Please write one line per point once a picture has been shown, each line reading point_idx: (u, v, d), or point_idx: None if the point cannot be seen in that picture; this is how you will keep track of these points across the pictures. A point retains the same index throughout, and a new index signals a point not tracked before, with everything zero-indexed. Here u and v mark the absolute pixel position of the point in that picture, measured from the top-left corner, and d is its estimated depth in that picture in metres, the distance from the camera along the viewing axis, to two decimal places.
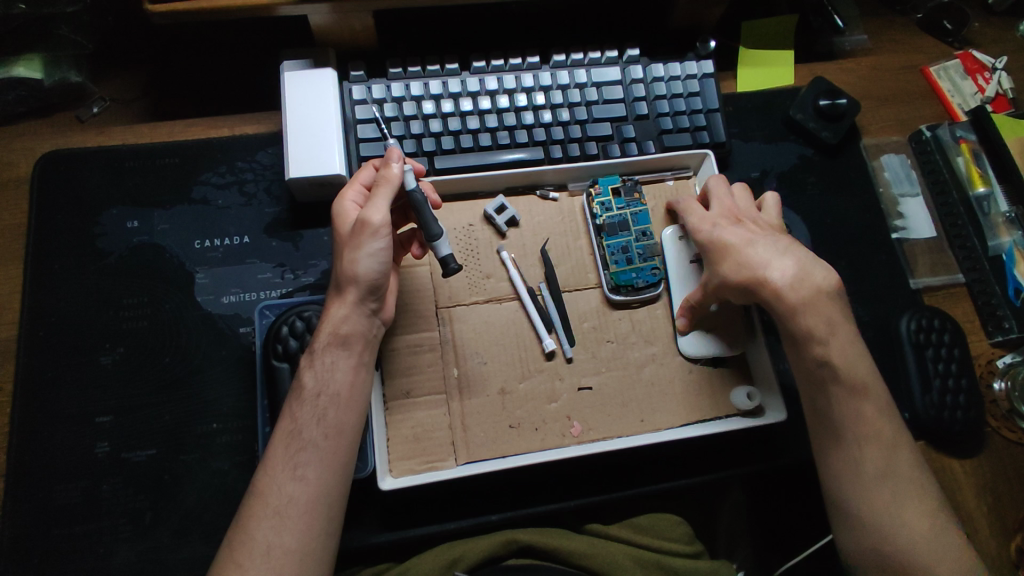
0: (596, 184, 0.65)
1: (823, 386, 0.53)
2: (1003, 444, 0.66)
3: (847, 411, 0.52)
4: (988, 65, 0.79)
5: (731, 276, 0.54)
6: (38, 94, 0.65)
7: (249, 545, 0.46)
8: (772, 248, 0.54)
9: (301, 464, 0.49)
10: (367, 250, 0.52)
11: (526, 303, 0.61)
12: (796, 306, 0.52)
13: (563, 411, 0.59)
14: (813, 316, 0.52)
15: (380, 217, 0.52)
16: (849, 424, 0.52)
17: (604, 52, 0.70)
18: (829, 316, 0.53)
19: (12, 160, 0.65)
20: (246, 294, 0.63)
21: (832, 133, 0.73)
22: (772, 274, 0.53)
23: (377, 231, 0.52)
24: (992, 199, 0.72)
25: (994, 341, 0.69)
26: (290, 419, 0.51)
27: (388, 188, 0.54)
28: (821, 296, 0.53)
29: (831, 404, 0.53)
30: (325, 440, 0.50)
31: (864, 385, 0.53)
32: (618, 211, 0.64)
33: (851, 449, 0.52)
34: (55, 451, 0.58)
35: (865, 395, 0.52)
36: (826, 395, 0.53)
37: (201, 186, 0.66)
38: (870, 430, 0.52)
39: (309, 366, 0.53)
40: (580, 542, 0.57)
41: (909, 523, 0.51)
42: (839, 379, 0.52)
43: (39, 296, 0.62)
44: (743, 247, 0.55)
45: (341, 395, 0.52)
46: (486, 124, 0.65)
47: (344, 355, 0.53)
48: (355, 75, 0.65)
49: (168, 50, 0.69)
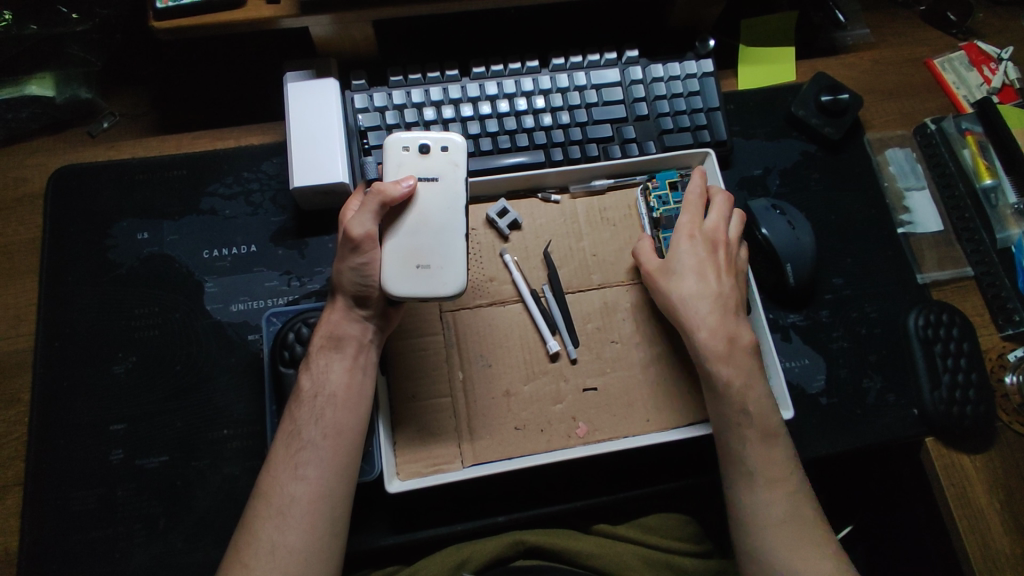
0: (654, 178, 0.66)
1: (737, 427, 0.54)
2: (1016, 439, 0.65)
3: (758, 454, 0.54)
4: (993, 56, 0.78)
5: (665, 292, 0.58)
6: (50, 112, 0.67)
7: (254, 545, 0.47)
8: (694, 288, 0.57)
9: (302, 464, 0.50)
10: (351, 264, 0.53)
11: (530, 305, 0.61)
12: (719, 353, 0.55)
13: (568, 412, 0.59)
14: (728, 369, 0.55)
15: (358, 231, 0.51)
16: (760, 464, 0.54)
17: (602, 55, 0.70)
18: (741, 369, 0.55)
19: (27, 176, 0.67)
20: (254, 302, 0.64)
21: (834, 129, 0.73)
22: (704, 328, 0.55)
23: (357, 246, 0.52)
24: (1000, 189, 0.72)
25: (1005, 334, 0.69)
26: (291, 420, 0.52)
27: (377, 201, 0.51)
28: (744, 356, 0.55)
29: (745, 447, 0.54)
30: (325, 439, 0.51)
31: (777, 433, 0.55)
32: (675, 205, 0.66)
33: (761, 490, 0.53)
34: (72, 458, 0.59)
35: (778, 442, 0.55)
36: (739, 436, 0.54)
37: (209, 198, 0.67)
38: (777, 473, 0.53)
39: (306, 369, 0.54)
40: (588, 542, 0.57)
41: (807, 538, 0.52)
42: (753, 424, 0.54)
43: (53, 307, 0.63)
44: (682, 281, 0.57)
45: (337, 396, 0.52)
46: (487, 128, 0.66)
47: (338, 357, 0.54)
48: (357, 84, 0.66)
49: (175, 65, 0.71)
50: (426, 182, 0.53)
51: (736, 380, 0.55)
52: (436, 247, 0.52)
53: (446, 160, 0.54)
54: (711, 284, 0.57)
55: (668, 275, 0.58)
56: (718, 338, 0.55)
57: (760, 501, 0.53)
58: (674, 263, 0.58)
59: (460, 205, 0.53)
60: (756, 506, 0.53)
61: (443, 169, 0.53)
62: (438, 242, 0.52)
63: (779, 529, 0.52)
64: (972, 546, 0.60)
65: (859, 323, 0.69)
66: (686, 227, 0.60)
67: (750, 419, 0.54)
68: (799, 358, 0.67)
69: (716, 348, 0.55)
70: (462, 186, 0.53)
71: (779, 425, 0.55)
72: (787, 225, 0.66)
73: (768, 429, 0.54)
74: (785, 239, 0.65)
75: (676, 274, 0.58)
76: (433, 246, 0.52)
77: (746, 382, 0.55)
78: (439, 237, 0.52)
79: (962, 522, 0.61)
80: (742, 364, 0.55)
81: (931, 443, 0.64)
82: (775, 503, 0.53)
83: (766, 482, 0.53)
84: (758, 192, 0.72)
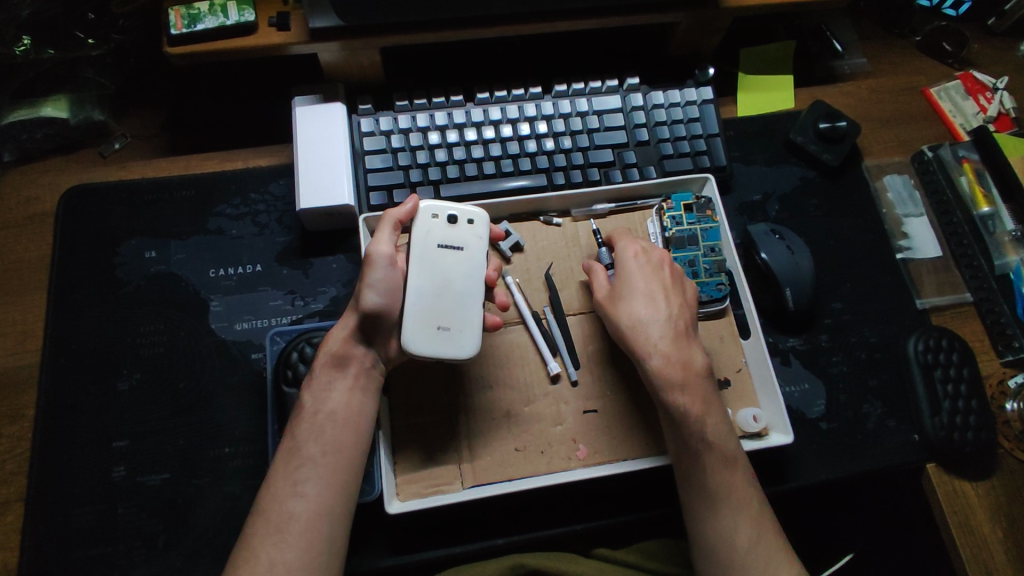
0: (669, 200, 0.67)
1: (699, 455, 0.53)
2: (1016, 466, 0.65)
3: (721, 481, 0.52)
4: (989, 85, 0.79)
5: (618, 313, 0.56)
6: (64, 133, 0.69)
7: (252, 562, 0.47)
8: (647, 316, 0.56)
9: (301, 482, 0.50)
10: (369, 280, 0.54)
11: (531, 326, 0.62)
12: (676, 383, 0.54)
13: (568, 434, 0.59)
14: (686, 393, 0.53)
15: (381, 251, 0.54)
16: (726, 492, 0.52)
17: (604, 82, 0.72)
18: (699, 397, 0.54)
19: (38, 195, 0.68)
20: (258, 321, 0.65)
21: (832, 156, 0.74)
22: (653, 353, 0.54)
23: (377, 262, 0.54)
24: (997, 217, 0.73)
25: (1004, 361, 0.69)
26: (291, 437, 0.52)
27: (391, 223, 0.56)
28: (700, 382, 0.54)
29: (706, 473, 0.52)
30: (324, 456, 0.51)
31: (736, 457, 0.54)
32: (689, 226, 0.66)
33: (727, 516, 0.52)
34: (74, 475, 0.60)
35: (738, 466, 0.53)
36: (702, 465, 0.53)
37: (216, 218, 0.68)
38: (742, 499, 0.52)
39: (307, 387, 0.55)
40: (587, 565, 0.57)
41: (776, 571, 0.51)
42: (713, 449, 0.53)
43: (61, 324, 0.64)
44: (636, 308, 0.56)
45: (337, 414, 0.53)
46: (490, 152, 0.67)
47: (340, 375, 0.54)
48: (364, 108, 0.68)
49: (187, 89, 0.73)
50: (451, 249, 0.56)
51: (694, 408, 0.53)
52: (457, 310, 0.54)
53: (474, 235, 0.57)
54: (663, 308, 0.56)
55: (620, 296, 0.57)
56: (671, 365, 0.54)
57: (730, 529, 0.51)
58: (624, 284, 0.58)
59: (479, 274, 0.56)
60: (726, 540, 0.51)
61: (467, 240, 0.57)
62: (459, 306, 0.54)
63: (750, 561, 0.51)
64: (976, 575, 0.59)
65: (858, 348, 0.69)
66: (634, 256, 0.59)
67: (710, 447, 0.53)
68: (799, 382, 0.68)
69: (668, 377, 0.54)
70: (484, 261, 0.57)
71: (739, 448, 0.54)
72: (786, 249, 0.67)
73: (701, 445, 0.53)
74: (784, 263, 0.66)
75: (627, 299, 0.57)
76: (455, 308, 0.54)
77: (703, 412, 0.53)
78: (461, 302, 0.55)
79: (964, 550, 0.60)
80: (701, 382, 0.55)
81: (932, 469, 0.64)
82: (742, 530, 0.51)
83: (732, 510, 0.52)
84: (757, 217, 0.73)
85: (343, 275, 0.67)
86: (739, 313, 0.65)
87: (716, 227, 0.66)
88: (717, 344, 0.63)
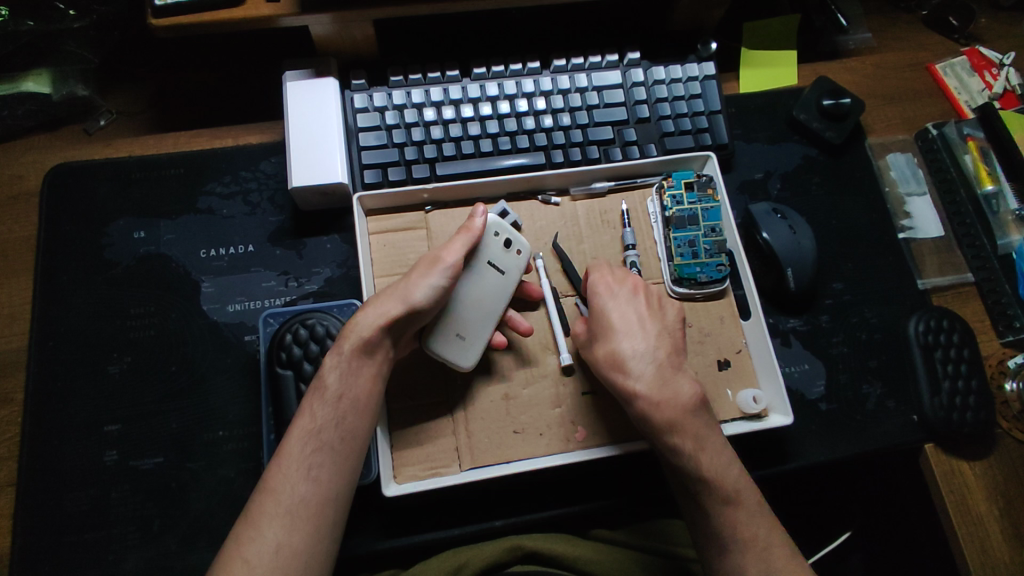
0: (669, 178, 0.66)
1: (698, 496, 0.50)
2: (1014, 446, 0.65)
3: (722, 520, 0.49)
4: (995, 61, 0.78)
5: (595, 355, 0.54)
6: (46, 109, 0.67)
7: (258, 542, 0.46)
8: (634, 352, 0.52)
9: (315, 465, 0.49)
10: (430, 282, 0.53)
11: (550, 308, 0.61)
12: (665, 421, 0.50)
13: (567, 417, 0.58)
14: (680, 433, 0.50)
15: (454, 264, 0.54)
16: (733, 527, 0.49)
17: (604, 57, 0.70)
18: (691, 433, 0.50)
19: (22, 174, 0.66)
20: (251, 302, 0.64)
21: (836, 133, 0.73)
22: (641, 390, 0.50)
23: (448, 274, 0.54)
24: (1001, 195, 0.72)
25: (1005, 341, 0.68)
26: (309, 417, 0.51)
27: (467, 238, 0.56)
28: (693, 418, 0.50)
29: (708, 513, 0.50)
30: (341, 444, 0.50)
31: (740, 493, 0.50)
32: (689, 206, 0.64)
33: (732, 549, 0.49)
34: (66, 459, 0.59)
35: (742, 503, 0.50)
36: (707, 504, 0.50)
37: (206, 197, 0.66)
38: (747, 534, 0.49)
39: (334, 366, 0.52)
40: (586, 547, 0.57)
41: None
42: (710, 488, 0.50)
43: (47, 306, 0.63)
44: (616, 344, 0.53)
45: (361, 401, 0.52)
46: (487, 130, 0.65)
47: (368, 362, 0.52)
48: (356, 84, 0.66)
49: (173, 64, 0.70)
50: (495, 269, 0.58)
51: (688, 446, 0.49)
52: (478, 326, 0.57)
53: (518, 261, 0.58)
54: (644, 338, 0.52)
55: (597, 337, 0.54)
56: (658, 404, 0.50)
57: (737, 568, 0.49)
58: (598, 325, 0.54)
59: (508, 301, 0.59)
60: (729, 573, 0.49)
61: (513, 269, 0.58)
62: (483, 323, 0.57)
63: None
64: (972, 554, 0.60)
65: (859, 329, 0.69)
66: (608, 289, 0.56)
67: (708, 483, 0.50)
68: (800, 363, 0.67)
69: (659, 413, 0.50)
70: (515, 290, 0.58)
71: (742, 479, 0.51)
72: (787, 229, 0.66)
73: (698, 485, 0.50)
74: (785, 242, 0.65)
75: (603, 338, 0.54)
76: (478, 325, 0.57)
77: (699, 450, 0.50)
78: (485, 321, 0.57)
79: (961, 530, 0.60)
80: (695, 418, 0.50)
81: (931, 449, 0.64)
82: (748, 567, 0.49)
83: (736, 546, 0.49)
84: (758, 196, 0.72)
85: (338, 256, 0.66)
86: (738, 294, 0.65)
87: (717, 207, 0.64)
88: (718, 325, 0.63)
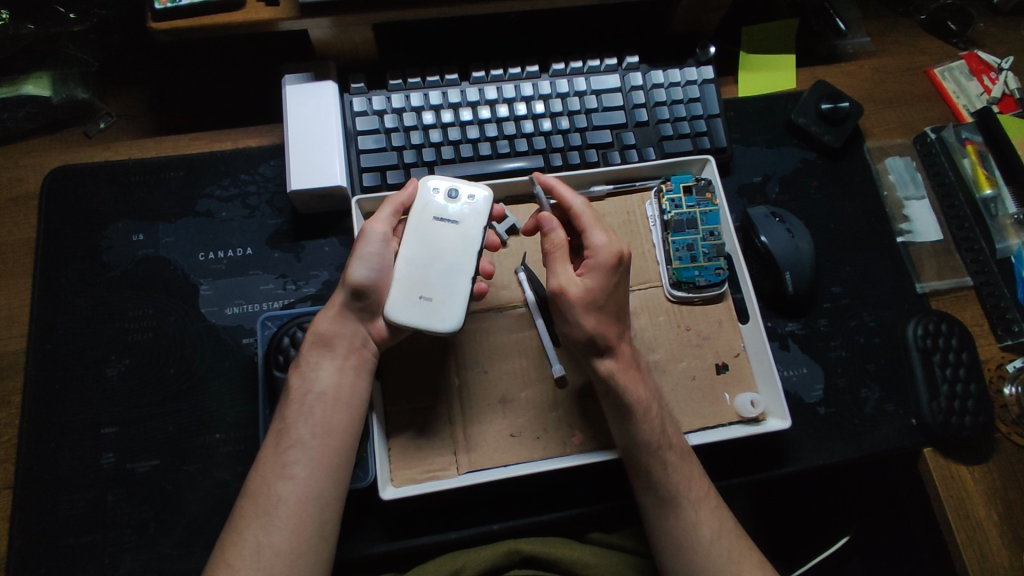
0: (668, 182, 0.66)
1: (657, 452, 0.53)
2: (1012, 450, 0.64)
3: (680, 476, 0.53)
4: (993, 65, 0.78)
5: (585, 330, 0.52)
6: (46, 112, 0.67)
7: (240, 545, 0.47)
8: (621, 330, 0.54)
9: (290, 464, 0.49)
10: (359, 254, 0.53)
11: (536, 318, 0.60)
12: (628, 380, 0.53)
13: (563, 420, 0.58)
14: (640, 391, 0.54)
15: (378, 226, 0.54)
16: (684, 484, 0.53)
17: (603, 60, 0.70)
18: (646, 393, 0.54)
19: (23, 176, 0.67)
20: (249, 305, 0.64)
21: (834, 137, 0.73)
22: (613, 359, 0.54)
23: (371, 237, 0.53)
24: (999, 199, 0.71)
25: (1004, 345, 0.68)
26: (280, 419, 0.52)
27: (393, 204, 0.56)
28: (644, 378, 0.55)
29: (668, 470, 0.53)
30: (313, 439, 0.51)
31: (688, 453, 0.55)
32: (687, 209, 0.64)
33: (689, 510, 0.52)
34: (62, 462, 0.59)
35: (693, 461, 0.55)
36: (659, 461, 0.53)
37: (205, 200, 0.66)
38: (701, 492, 0.53)
39: (297, 368, 0.54)
40: (583, 551, 0.56)
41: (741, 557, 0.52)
42: (670, 446, 0.54)
43: (46, 308, 0.63)
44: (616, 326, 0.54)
45: (327, 395, 0.52)
46: (486, 133, 0.66)
47: (329, 356, 0.53)
48: (356, 87, 0.66)
49: (173, 67, 0.71)
50: (446, 223, 0.56)
51: (647, 403, 0.54)
52: (443, 283, 0.55)
53: (464, 208, 0.57)
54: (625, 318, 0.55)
55: (592, 310, 0.52)
56: (618, 367, 0.53)
57: (695, 521, 0.52)
58: (601, 297, 0.52)
59: (473, 248, 0.56)
60: (688, 527, 0.52)
61: (465, 215, 0.57)
62: (446, 278, 0.55)
63: (709, 547, 0.51)
64: (971, 558, 0.59)
65: (857, 332, 0.69)
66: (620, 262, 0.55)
67: (665, 443, 0.54)
68: (798, 367, 0.67)
69: (624, 373, 0.54)
70: (479, 235, 0.56)
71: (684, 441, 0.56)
72: (786, 233, 0.66)
73: (658, 440, 0.53)
74: (783, 245, 0.65)
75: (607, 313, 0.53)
76: (440, 280, 0.55)
77: (648, 408, 0.53)
78: (448, 275, 0.55)
79: (959, 534, 0.60)
80: (643, 379, 0.55)
81: (929, 454, 0.64)
82: (704, 521, 0.52)
83: (693, 503, 0.53)
84: (757, 200, 0.72)
85: (336, 259, 0.66)
86: (736, 297, 0.64)
87: (716, 210, 0.64)
88: (716, 329, 0.63)
